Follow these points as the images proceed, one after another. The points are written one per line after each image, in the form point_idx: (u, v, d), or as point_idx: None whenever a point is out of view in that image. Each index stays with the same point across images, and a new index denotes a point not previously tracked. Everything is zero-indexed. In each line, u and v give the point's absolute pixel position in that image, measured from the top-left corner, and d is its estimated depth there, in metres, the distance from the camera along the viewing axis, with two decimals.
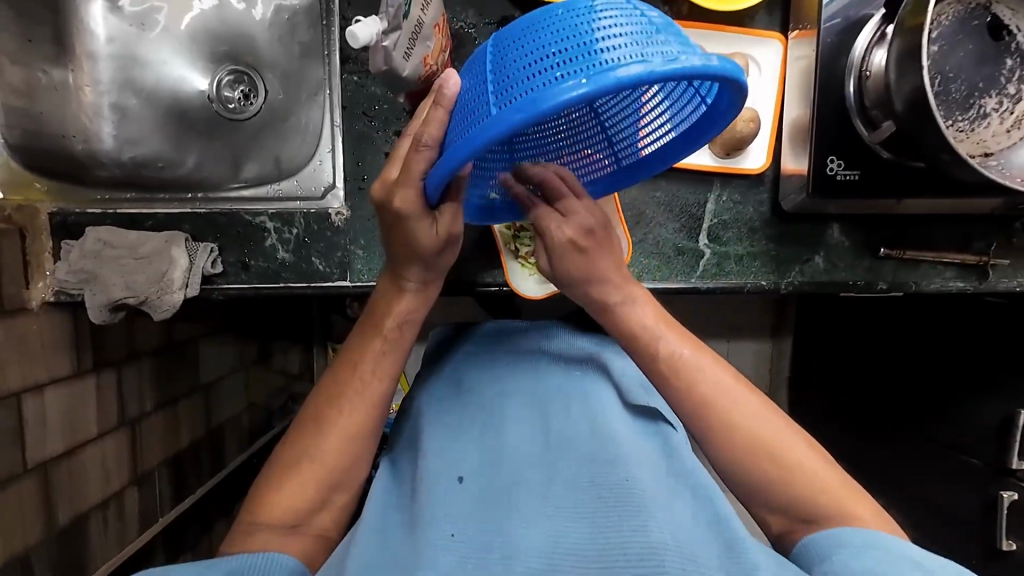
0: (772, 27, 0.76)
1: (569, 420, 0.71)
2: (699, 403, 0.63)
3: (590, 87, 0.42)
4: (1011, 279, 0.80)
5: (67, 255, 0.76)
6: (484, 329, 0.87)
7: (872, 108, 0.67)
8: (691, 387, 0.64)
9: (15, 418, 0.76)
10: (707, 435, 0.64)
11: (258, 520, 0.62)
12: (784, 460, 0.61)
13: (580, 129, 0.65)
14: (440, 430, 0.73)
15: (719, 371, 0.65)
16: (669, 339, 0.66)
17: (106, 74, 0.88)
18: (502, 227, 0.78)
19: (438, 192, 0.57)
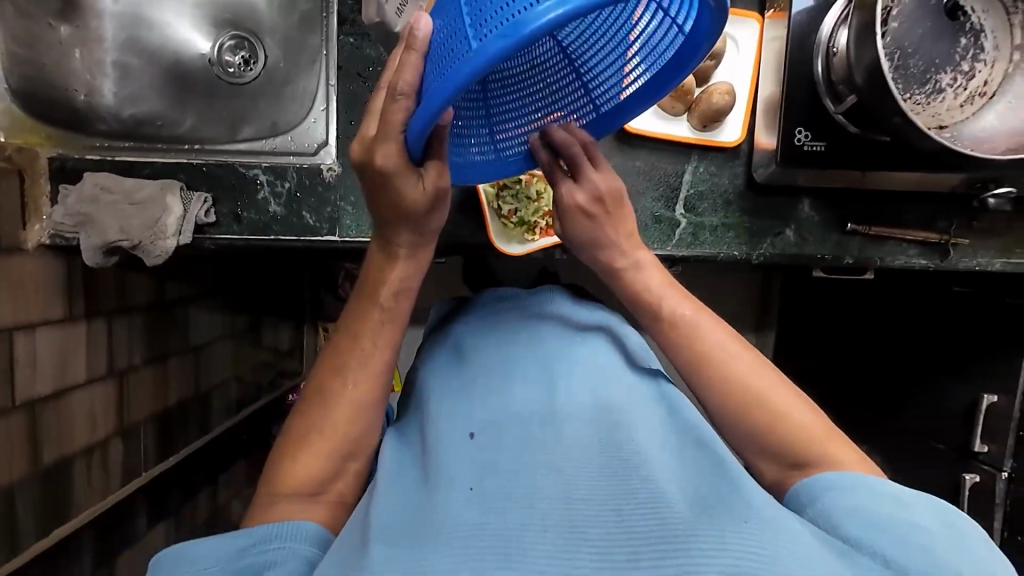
0: (750, 8, 0.80)
1: (573, 379, 0.72)
2: (694, 348, 0.68)
3: (568, 7, 0.45)
4: (971, 259, 0.83)
5: (64, 199, 0.79)
6: (484, 297, 0.90)
7: (839, 84, 0.71)
8: (682, 331, 0.69)
9: (6, 355, 0.78)
10: (691, 367, 0.68)
11: (276, 483, 0.65)
12: (754, 389, 0.64)
13: (555, 76, 0.68)
14: (446, 396, 0.74)
15: (706, 324, 0.69)
16: (659, 290, 0.72)
17: (110, 32, 0.92)
18: (486, 186, 0.80)
19: (420, 143, 0.58)
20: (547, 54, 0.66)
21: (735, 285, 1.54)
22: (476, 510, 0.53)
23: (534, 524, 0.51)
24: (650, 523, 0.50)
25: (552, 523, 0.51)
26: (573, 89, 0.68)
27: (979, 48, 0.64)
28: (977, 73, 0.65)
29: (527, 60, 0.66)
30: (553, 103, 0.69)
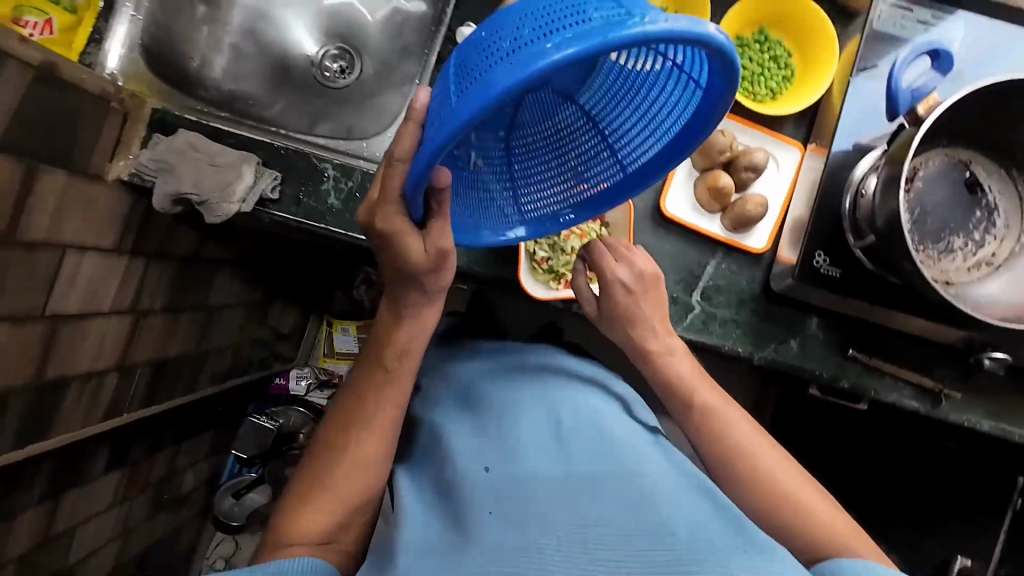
0: (796, 136, 0.88)
1: (578, 419, 0.79)
2: (719, 432, 0.78)
3: (577, 50, 0.46)
4: (962, 413, 0.86)
5: (154, 146, 0.87)
6: (484, 345, 0.93)
7: (862, 221, 0.77)
8: (706, 414, 0.79)
9: (53, 267, 0.83)
10: (711, 447, 0.78)
11: (285, 535, 0.70)
12: (770, 470, 0.74)
13: (579, 137, 0.73)
14: (461, 431, 0.80)
15: (726, 410, 0.79)
16: (686, 376, 0.81)
17: (236, 19, 1.04)
18: None
19: (419, 202, 0.63)
20: (570, 116, 0.72)
21: (728, 385, 1.57)
22: (494, 545, 0.62)
23: (555, 555, 0.59)
24: (662, 553, 0.60)
25: (572, 552, 0.60)
26: (599, 147, 0.73)
27: (991, 223, 0.73)
28: (986, 243, 0.72)
29: (549, 120, 0.72)
30: (581, 161, 0.75)
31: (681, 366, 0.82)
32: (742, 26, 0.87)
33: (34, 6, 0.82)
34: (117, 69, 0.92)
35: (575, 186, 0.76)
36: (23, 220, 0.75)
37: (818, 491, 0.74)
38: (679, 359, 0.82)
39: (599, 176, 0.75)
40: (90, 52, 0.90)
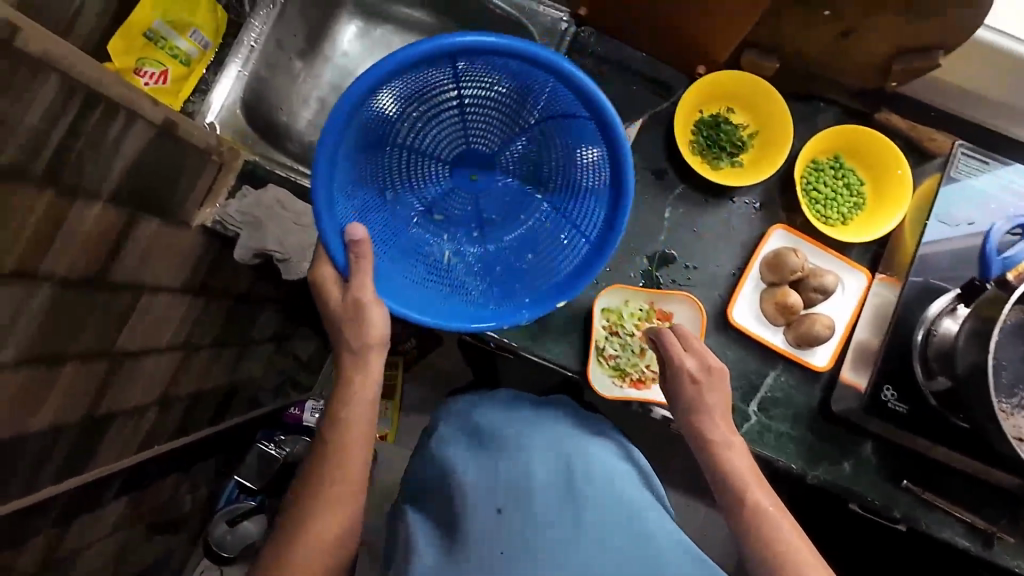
0: (862, 261, 0.91)
1: (591, 475, 0.73)
2: (761, 514, 0.70)
3: (369, 72, 0.68)
4: (1013, 559, 0.85)
5: (242, 198, 0.90)
6: (504, 394, 0.89)
7: (932, 361, 0.79)
8: (750, 492, 0.72)
9: (128, 306, 0.83)
10: (751, 533, 0.70)
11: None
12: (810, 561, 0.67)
13: (548, 229, 0.85)
14: (472, 468, 0.74)
15: (763, 489, 0.72)
16: (732, 450, 0.75)
17: (327, 77, 1.09)
18: (600, 327, 0.85)
19: (341, 249, 0.72)
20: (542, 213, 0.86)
21: None
22: None
23: None
24: None
25: None
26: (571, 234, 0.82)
27: None
28: None
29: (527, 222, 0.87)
30: (553, 246, 0.83)
31: (729, 437, 0.76)
32: (819, 152, 0.91)
33: (154, 58, 0.86)
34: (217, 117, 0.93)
35: (557, 265, 0.81)
36: (111, 265, 0.76)
37: None
38: (727, 430, 0.77)
39: (572, 249, 0.81)
40: (193, 101, 0.93)
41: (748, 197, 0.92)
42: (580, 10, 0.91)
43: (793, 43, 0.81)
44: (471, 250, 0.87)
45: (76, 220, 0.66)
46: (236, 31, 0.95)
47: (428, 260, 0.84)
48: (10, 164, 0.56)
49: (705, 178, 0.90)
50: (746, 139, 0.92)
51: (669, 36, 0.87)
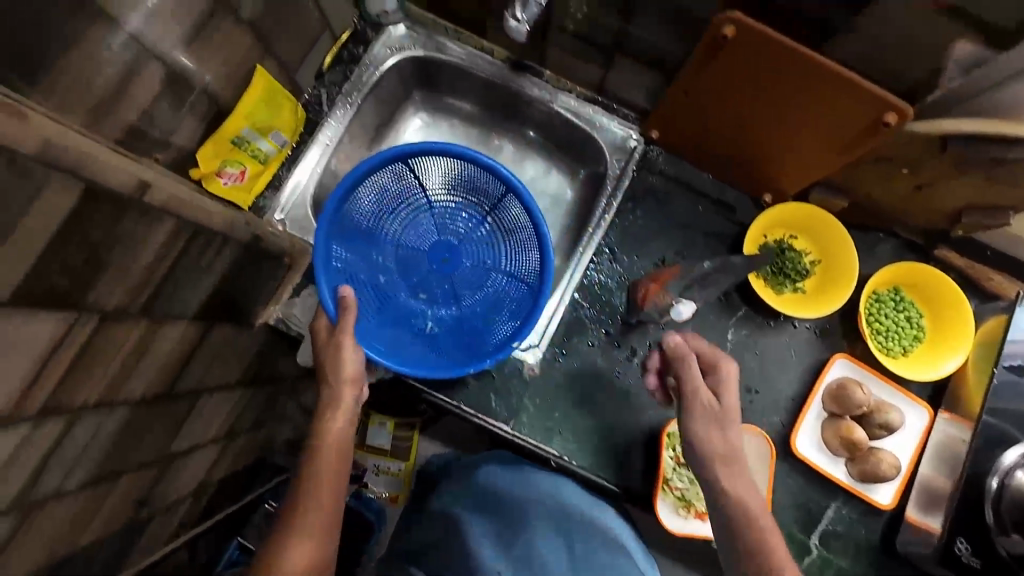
0: (922, 395, 0.91)
1: (588, 544, 0.77)
2: (759, 556, 0.62)
3: (374, 159, 0.85)
4: None
5: (308, 298, 0.90)
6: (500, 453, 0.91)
7: (1006, 516, 0.77)
8: (755, 532, 0.63)
9: (185, 410, 0.80)
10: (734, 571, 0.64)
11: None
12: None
13: (494, 283, 0.97)
14: (479, 533, 0.80)
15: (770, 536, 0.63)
16: (738, 491, 0.65)
17: None
18: (668, 458, 0.87)
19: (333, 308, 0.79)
20: (508, 282, 0.96)
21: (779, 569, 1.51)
22: None
23: None
24: None
25: None
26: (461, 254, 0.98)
27: None
28: None
29: (498, 288, 0.97)
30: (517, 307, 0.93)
31: (732, 473, 0.66)
32: (881, 284, 0.93)
33: (236, 159, 0.85)
34: (285, 213, 0.94)
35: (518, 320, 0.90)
36: (185, 374, 0.74)
37: None
38: (726, 464, 0.66)
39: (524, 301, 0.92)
40: (264, 197, 0.93)
41: (808, 321, 0.93)
42: (653, 133, 0.94)
43: (865, 186, 0.84)
44: (447, 321, 0.96)
45: (162, 342, 0.65)
46: (313, 130, 0.96)
47: (414, 328, 0.94)
48: (116, 304, 0.55)
49: (771, 304, 0.91)
50: (808, 267, 0.94)
51: (743, 166, 0.90)
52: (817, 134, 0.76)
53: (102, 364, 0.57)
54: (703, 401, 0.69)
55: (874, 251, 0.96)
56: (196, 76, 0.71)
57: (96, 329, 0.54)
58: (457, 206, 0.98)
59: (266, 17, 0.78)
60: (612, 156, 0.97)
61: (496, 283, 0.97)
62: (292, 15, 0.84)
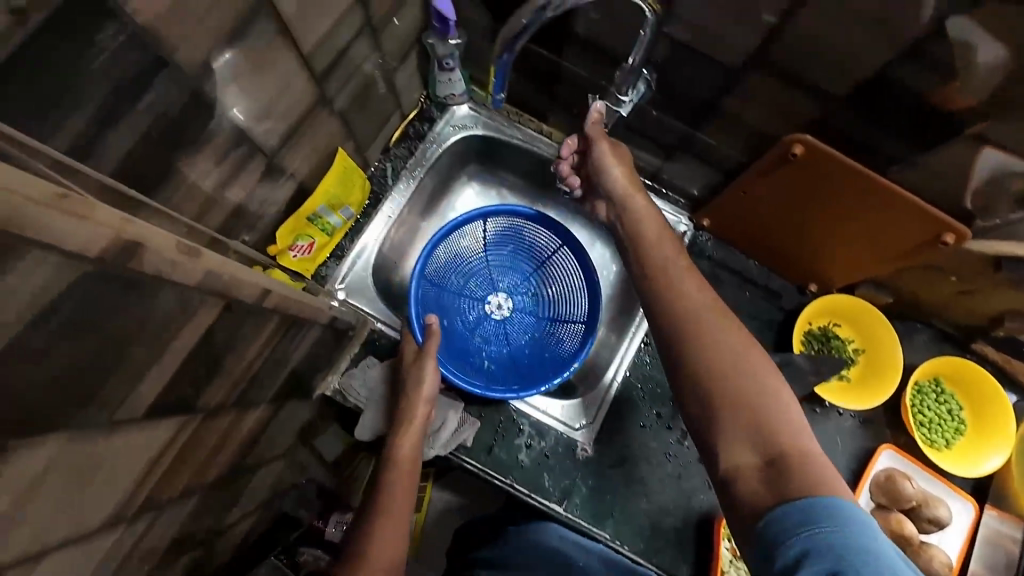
0: (964, 488, 0.94)
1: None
2: (755, 427, 0.53)
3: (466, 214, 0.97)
4: None
5: (366, 371, 0.90)
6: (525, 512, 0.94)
7: None
8: (745, 393, 0.55)
9: (242, 487, 0.79)
10: (734, 457, 0.53)
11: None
12: (821, 473, 0.49)
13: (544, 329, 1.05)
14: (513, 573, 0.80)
15: (773, 405, 0.54)
16: (718, 354, 0.57)
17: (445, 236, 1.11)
18: (724, 549, 0.87)
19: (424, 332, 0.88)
20: (557, 331, 1.04)
21: None
22: None
23: None
24: None
25: None
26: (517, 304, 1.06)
27: None
28: None
29: (549, 337, 1.04)
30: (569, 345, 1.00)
31: (719, 338, 0.59)
32: (922, 376, 0.96)
33: (308, 233, 0.87)
34: (345, 282, 0.94)
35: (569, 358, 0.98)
36: (253, 450, 0.75)
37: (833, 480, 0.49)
38: (716, 331, 0.59)
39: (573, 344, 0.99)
40: (326, 265, 0.95)
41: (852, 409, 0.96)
42: (704, 221, 0.98)
43: (909, 285, 0.89)
44: (499, 359, 1.03)
45: (243, 424, 0.66)
46: (376, 203, 0.99)
47: (471, 365, 0.99)
48: (219, 399, 0.56)
49: (817, 392, 0.93)
50: (852, 356, 0.97)
51: (792, 258, 0.94)
52: (871, 241, 0.80)
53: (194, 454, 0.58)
54: (658, 262, 0.67)
55: (913, 340, 1.00)
56: (289, 165, 0.74)
57: (199, 424, 0.54)
58: (517, 264, 1.07)
59: (354, 106, 0.83)
60: None
61: (544, 333, 1.05)
62: (374, 103, 0.88)
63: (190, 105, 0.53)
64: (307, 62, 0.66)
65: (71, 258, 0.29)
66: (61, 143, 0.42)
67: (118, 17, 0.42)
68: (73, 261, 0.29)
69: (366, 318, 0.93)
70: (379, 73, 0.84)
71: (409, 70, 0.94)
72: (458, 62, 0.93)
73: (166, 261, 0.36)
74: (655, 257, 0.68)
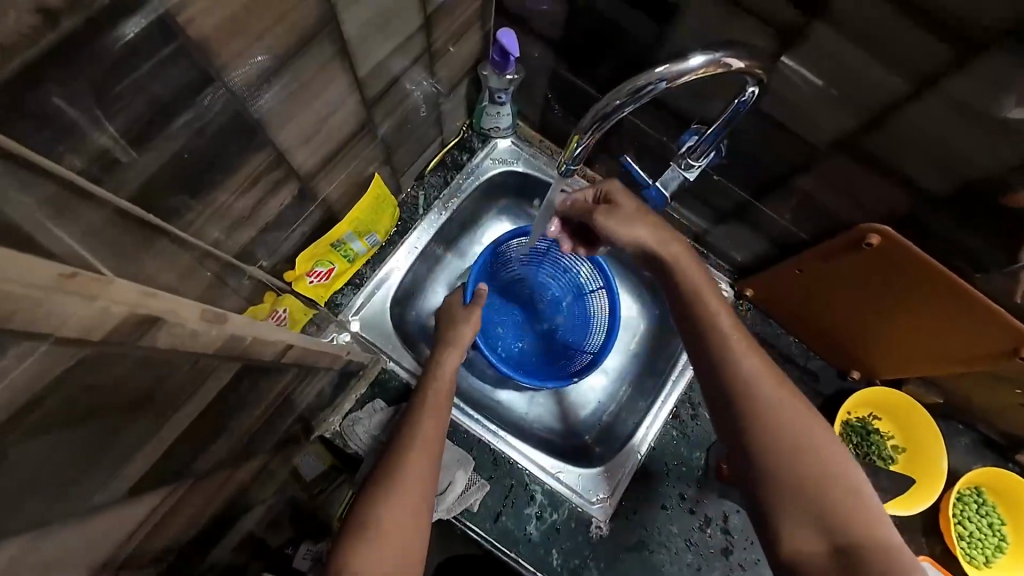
0: None
1: None
2: (822, 514, 0.50)
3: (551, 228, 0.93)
4: None
5: (370, 415, 0.83)
6: (535, 533, 0.83)
7: None
8: (796, 441, 0.53)
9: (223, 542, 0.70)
10: (797, 542, 0.51)
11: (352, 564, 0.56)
12: (907, 569, 0.46)
13: (566, 353, 0.99)
14: None
15: (847, 491, 0.51)
16: (784, 432, 0.53)
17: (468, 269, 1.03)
18: None
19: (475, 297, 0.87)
20: (576, 358, 0.97)
21: None
22: None
23: None
24: None
25: None
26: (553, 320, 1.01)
27: None
28: None
29: (566, 359, 0.98)
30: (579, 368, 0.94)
31: (778, 409, 0.55)
32: (965, 484, 0.89)
33: (328, 259, 0.80)
34: (358, 313, 0.87)
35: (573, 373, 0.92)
36: (241, 502, 0.66)
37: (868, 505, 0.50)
38: (780, 406, 0.54)
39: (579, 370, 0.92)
40: (342, 293, 0.87)
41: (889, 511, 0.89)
42: (746, 291, 0.92)
43: (958, 386, 0.84)
44: (520, 356, 0.99)
45: (234, 477, 0.58)
46: (403, 232, 0.92)
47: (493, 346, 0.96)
48: (213, 459, 0.48)
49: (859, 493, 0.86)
50: (890, 453, 0.90)
51: (837, 345, 0.88)
52: (928, 343, 0.75)
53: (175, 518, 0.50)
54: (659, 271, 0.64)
55: (954, 442, 0.94)
56: (322, 190, 0.69)
57: (188, 490, 0.46)
58: (568, 291, 1.01)
59: (398, 134, 0.77)
60: None
61: (568, 356, 0.99)
62: (418, 131, 0.83)
63: (230, 127, 0.47)
64: (360, 88, 0.61)
65: (70, 344, 0.26)
66: (77, 163, 0.36)
67: (168, 29, 0.36)
68: (71, 345, 0.26)
69: (378, 357, 0.85)
70: (428, 101, 0.79)
71: (457, 100, 0.88)
72: (510, 96, 0.89)
73: (186, 332, 0.34)
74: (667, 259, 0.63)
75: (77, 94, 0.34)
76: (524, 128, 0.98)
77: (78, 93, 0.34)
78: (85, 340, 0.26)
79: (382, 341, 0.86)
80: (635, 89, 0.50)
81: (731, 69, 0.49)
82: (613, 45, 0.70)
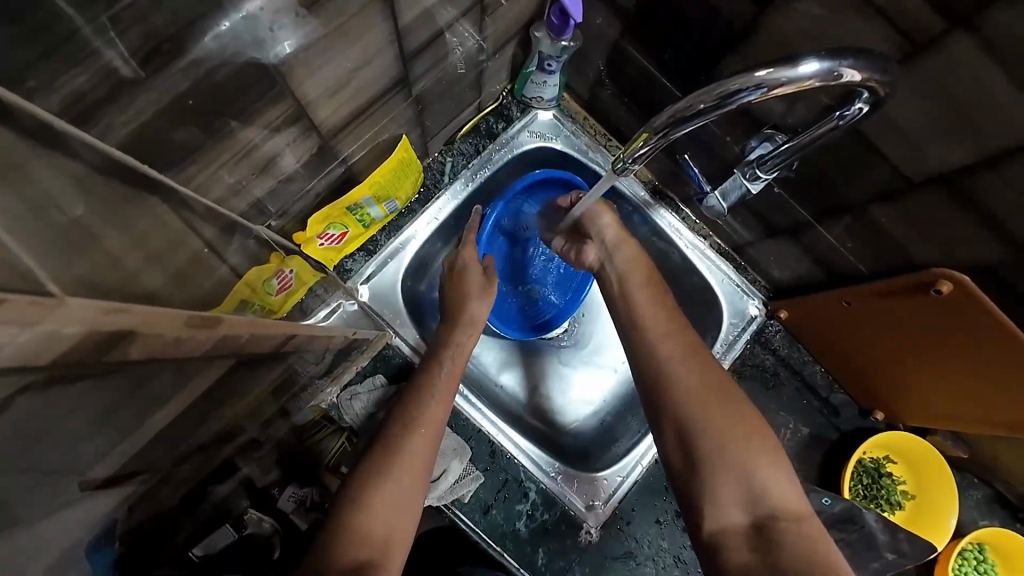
0: None
1: None
2: (745, 490, 0.54)
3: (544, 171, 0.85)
4: None
5: (369, 391, 0.79)
6: (524, 529, 0.81)
7: None
8: (728, 439, 0.57)
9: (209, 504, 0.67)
10: (720, 519, 0.54)
11: (358, 517, 0.56)
12: (823, 558, 0.48)
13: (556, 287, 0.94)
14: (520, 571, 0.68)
15: (773, 475, 0.55)
16: (715, 419, 0.58)
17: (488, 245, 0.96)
18: None
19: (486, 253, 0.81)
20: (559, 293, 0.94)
21: None
22: None
23: None
24: None
25: None
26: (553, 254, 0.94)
27: None
28: None
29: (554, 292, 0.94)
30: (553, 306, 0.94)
31: (715, 409, 0.59)
32: (969, 541, 0.85)
33: (342, 223, 0.73)
34: (367, 280, 0.81)
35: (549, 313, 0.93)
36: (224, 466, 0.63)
37: (792, 507, 0.53)
38: (704, 394, 0.60)
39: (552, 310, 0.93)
40: (353, 258, 0.82)
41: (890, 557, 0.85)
42: (780, 313, 0.86)
43: (993, 446, 0.79)
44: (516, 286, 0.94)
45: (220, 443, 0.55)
46: (425, 200, 0.85)
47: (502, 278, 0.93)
48: None
49: (869, 536, 0.81)
50: (899, 499, 0.86)
51: (868, 385, 0.82)
52: (959, 395, 0.70)
53: (142, 486, 0.46)
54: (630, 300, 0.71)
55: (963, 496, 0.90)
56: (343, 150, 0.62)
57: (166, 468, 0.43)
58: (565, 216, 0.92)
59: (433, 94, 0.69)
60: (730, 320, 0.88)
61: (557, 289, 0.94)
62: (456, 92, 0.74)
63: (246, 73, 0.40)
64: (400, 39, 0.53)
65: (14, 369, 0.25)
66: (54, 103, 0.31)
67: None
68: (12, 372, 0.25)
69: (384, 331, 0.81)
70: (472, 60, 0.70)
71: (503, 61, 0.79)
72: (561, 65, 0.79)
73: (163, 343, 0.36)
74: (622, 294, 0.73)
75: (71, 2, 0.29)
76: (570, 102, 0.89)
77: (69, 3, 0.29)
78: (30, 365, 0.26)
79: (389, 312, 0.82)
80: (724, 94, 0.44)
81: (845, 81, 0.41)
82: (694, 24, 0.61)
